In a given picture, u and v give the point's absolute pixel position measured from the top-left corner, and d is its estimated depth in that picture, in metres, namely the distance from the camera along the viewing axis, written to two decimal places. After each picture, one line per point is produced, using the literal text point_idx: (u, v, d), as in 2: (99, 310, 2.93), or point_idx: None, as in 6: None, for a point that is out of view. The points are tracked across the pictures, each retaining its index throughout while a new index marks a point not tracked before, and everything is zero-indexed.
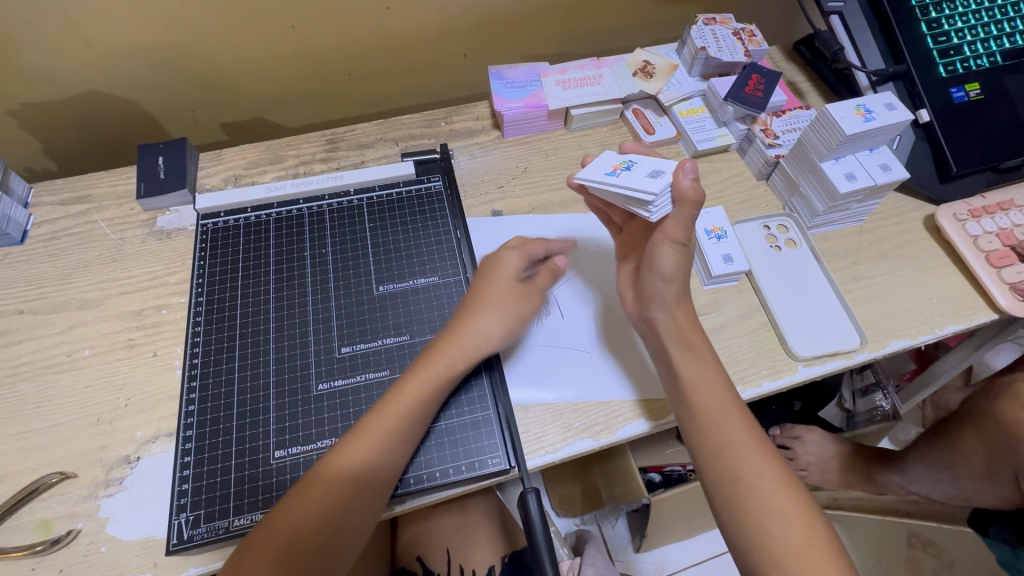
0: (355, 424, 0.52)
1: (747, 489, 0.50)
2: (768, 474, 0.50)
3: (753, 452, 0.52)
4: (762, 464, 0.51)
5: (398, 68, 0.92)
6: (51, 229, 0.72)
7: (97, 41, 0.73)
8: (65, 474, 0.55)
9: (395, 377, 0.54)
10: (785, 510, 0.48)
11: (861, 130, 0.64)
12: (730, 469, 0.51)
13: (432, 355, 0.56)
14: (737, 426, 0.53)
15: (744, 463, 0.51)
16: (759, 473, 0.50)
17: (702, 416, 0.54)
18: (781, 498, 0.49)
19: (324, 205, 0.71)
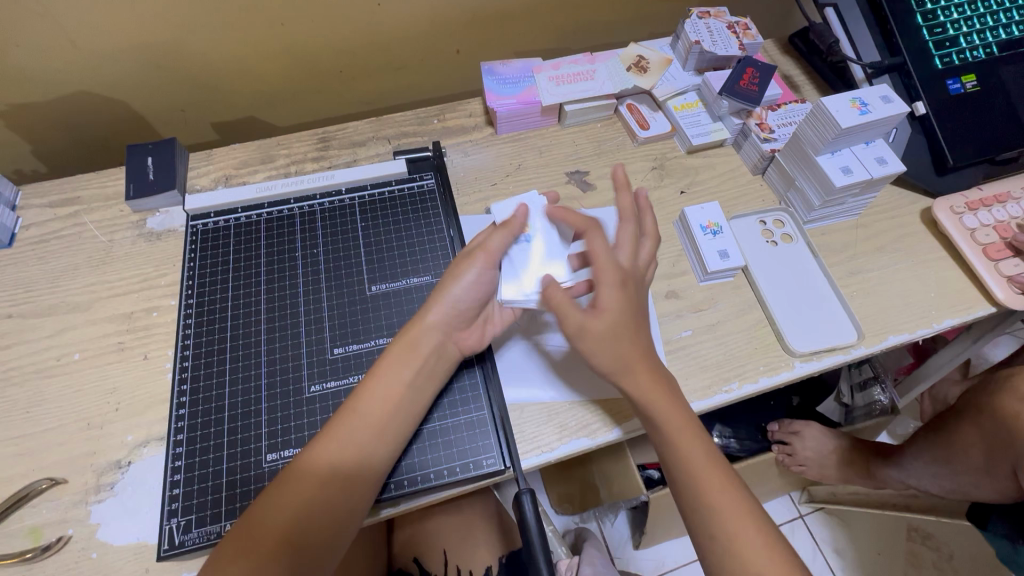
0: (348, 425, 0.51)
1: (699, 506, 0.52)
2: (723, 500, 0.51)
3: (714, 477, 0.52)
4: (721, 488, 0.52)
5: (390, 65, 0.91)
6: (40, 232, 0.71)
7: (83, 40, 0.72)
8: (56, 480, 0.55)
9: (389, 377, 0.54)
10: (729, 539, 0.50)
11: (857, 124, 0.64)
12: (686, 485, 0.53)
13: (405, 347, 0.56)
14: (704, 462, 0.53)
15: (713, 500, 0.52)
16: (728, 509, 0.51)
17: (673, 451, 0.54)
18: (747, 533, 0.50)
19: (315, 204, 0.70)
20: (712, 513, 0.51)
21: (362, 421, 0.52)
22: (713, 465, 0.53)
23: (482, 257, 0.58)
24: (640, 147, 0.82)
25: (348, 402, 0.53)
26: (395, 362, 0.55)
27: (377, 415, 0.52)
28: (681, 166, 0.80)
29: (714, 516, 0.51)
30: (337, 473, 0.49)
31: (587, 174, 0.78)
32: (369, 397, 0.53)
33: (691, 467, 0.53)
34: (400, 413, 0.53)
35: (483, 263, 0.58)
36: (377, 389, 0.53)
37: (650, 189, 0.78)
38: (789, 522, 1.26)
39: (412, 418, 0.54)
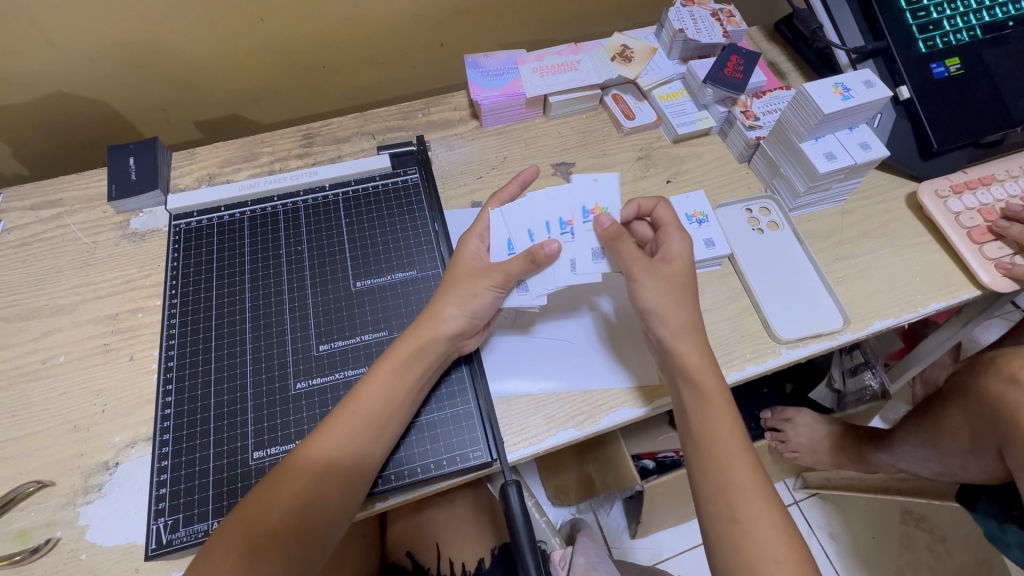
0: (342, 425, 0.51)
1: (721, 486, 0.51)
2: (747, 482, 0.51)
3: (739, 460, 0.52)
4: (738, 462, 0.52)
5: (373, 59, 0.91)
6: (22, 235, 0.71)
7: (59, 40, 0.71)
8: (43, 483, 0.55)
9: (386, 375, 0.54)
10: (749, 521, 0.49)
11: (839, 109, 0.63)
12: (710, 464, 0.52)
13: (414, 346, 0.55)
14: (727, 432, 0.53)
15: (729, 472, 0.51)
16: (741, 482, 0.51)
17: (699, 417, 0.54)
18: (757, 509, 0.49)
19: (299, 201, 0.70)
20: (734, 494, 0.50)
21: (354, 417, 0.51)
22: (741, 447, 0.53)
23: (497, 280, 0.57)
24: (626, 138, 0.81)
25: (345, 401, 0.53)
26: (398, 360, 0.54)
27: (371, 412, 0.52)
28: (667, 155, 0.80)
29: (735, 497, 0.50)
30: (328, 469, 0.49)
31: (572, 166, 0.78)
32: (365, 393, 0.53)
33: (718, 447, 0.53)
34: (390, 411, 0.53)
35: (496, 286, 0.57)
36: (375, 386, 0.53)
37: (636, 179, 0.77)
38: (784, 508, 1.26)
39: (401, 413, 0.54)
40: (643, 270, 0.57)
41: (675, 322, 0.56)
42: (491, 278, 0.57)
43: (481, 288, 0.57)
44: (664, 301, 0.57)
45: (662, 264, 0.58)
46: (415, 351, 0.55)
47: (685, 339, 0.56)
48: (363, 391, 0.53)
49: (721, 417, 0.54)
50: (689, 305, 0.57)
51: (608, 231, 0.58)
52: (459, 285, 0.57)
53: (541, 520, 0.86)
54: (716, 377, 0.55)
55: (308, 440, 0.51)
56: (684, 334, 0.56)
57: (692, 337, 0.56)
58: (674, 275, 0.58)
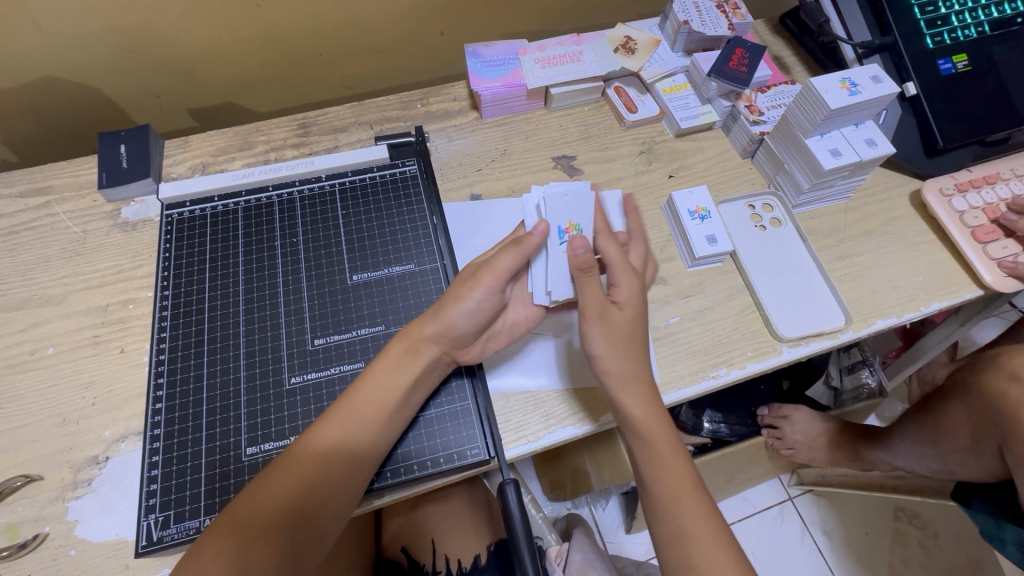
0: (340, 424, 0.50)
1: (675, 533, 0.50)
2: (700, 527, 0.49)
3: (692, 505, 0.50)
4: (692, 507, 0.50)
5: (372, 48, 0.89)
6: (10, 223, 0.69)
7: (49, 23, 0.69)
8: (31, 477, 0.54)
9: (382, 375, 0.53)
10: (706, 568, 0.48)
11: (846, 104, 0.62)
12: (665, 513, 0.51)
13: (403, 351, 0.54)
14: (678, 477, 0.52)
15: (682, 522, 0.50)
16: (697, 529, 0.49)
17: (648, 462, 0.53)
18: (714, 557, 0.48)
19: (295, 192, 0.68)
20: (688, 544, 0.49)
21: (353, 418, 0.51)
22: (696, 494, 0.51)
23: (492, 278, 0.55)
24: (628, 131, 0.80)
25: (341, 399, 0.52)
26: (392, 361, 0.53)
27: (370, 411, 0.51)
28: (670, 149, 0.79)
29: (688, 546, 0.49)
30: (327, 467, 0.49)
31: (574, 159, 0.77)
32: (371, 396, 0.52)
33: (670, 494, 0.51)
34: (391, 408, 0.52)
35: (490, 286, 0.55)
36: (369, 386, 0.52)
37: (639, 173, 0.76)
38: (778, 504, 1.27)
39: (403, 412, 0.53)
40: (595, 315, 0.54)
41: (614, 375, 0.53)
42: (483, 279, 0.54)
43: (465, 292, 0.54)
44: (607, 353, 0.53)
45: (614, 312, 0.54)
46: (406, 351, 0.54)
47: (627, 389, 0.53)
48: (360, 390, 0.52)
49: (670, 461, 0.52)
50: (634, 359, 0.54)
51: (578, 258, 0.54)
52: (449, 290, 0.56)
53: (538, 516, 0.86)
54: (662, 425, 0.53)
55: (305, 436, 0.50)
56: (623, 386, 0.53)
57: (635, 390, 0.53)
58: (620, 324, 0.54)
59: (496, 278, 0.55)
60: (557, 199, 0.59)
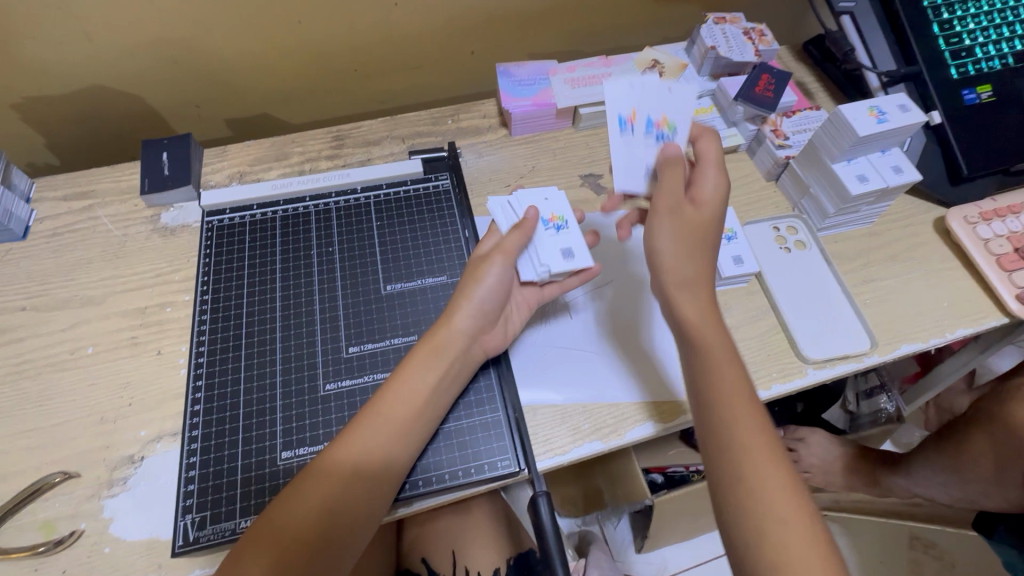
0: (368, 427, 0.51)
1: (724, 442, 0.47)
2: (757, 445, 0.47)
3: (748, 417, 0.48)
4: (745, 418, 0.48)
5: (405, 65, 0.92)
6: (54, 225, 0.72)
7: (102, 34, 0.73)
8: (69, 474, 0.55)
9: (410, 376, 0.54)
10: (754, 481, 0.45)
11: (874, 132, 0.64)
12: (715, 417, 0.48)
13: (430, 351, 0.55)
14: (730, 384, 0.49)
15: (733, 431, 0.47)
16: (748, 439, 0.47)
17: (699, 364, 0.51)
18: (765, 468, 0.45)
19: (331, 203, 0.70)
20: (737, 455, 0.46)
21: (387, 430, 0.52)
22: (749, 405, 0.49)
23: (504, 254, 0.58)
24: None
25: (371, 403, 0.54)
26: (419, 364, 0.55)
27: (401, 420, 0.52)
28: None
29: (746, 468, 0.46)
30: (356, 471, 0.50)
31: (601, 177, 0.78)
32: (401, 406, 0.53)
33: (733, 415, 0.48)
34: (418, 412, 0.53)
35: (503, 261, 0.58)
36: (399, 389, 0.53)
37: None
38: None
39: (430, 416, 0.54)
40: (667, 209, 0.55)
41: (677, 273, 0.53)
42: (493, 258, 0.58)
43: (486, 272, 0.58)
44: (672, 249, 0.54)
45: (691, 209, 0.55)
46: (432, 354, 0.55)
47: (685, 292, 0.53)
48: (390, 395, 0.53)
49: (731, 373, 0.50)
50: (701, 258, 0.54)
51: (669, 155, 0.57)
52: (467, 276, 0.59)
53: None
54: (719, 331, 0.52)
55: (336, 442, 0.51)
56: (683, 286, 0.53)
57: (695, 292, 0.53)
58: (690, 222, 0.55)
59: (504, 256, 0.58)
60: (528, 202, 0.64)
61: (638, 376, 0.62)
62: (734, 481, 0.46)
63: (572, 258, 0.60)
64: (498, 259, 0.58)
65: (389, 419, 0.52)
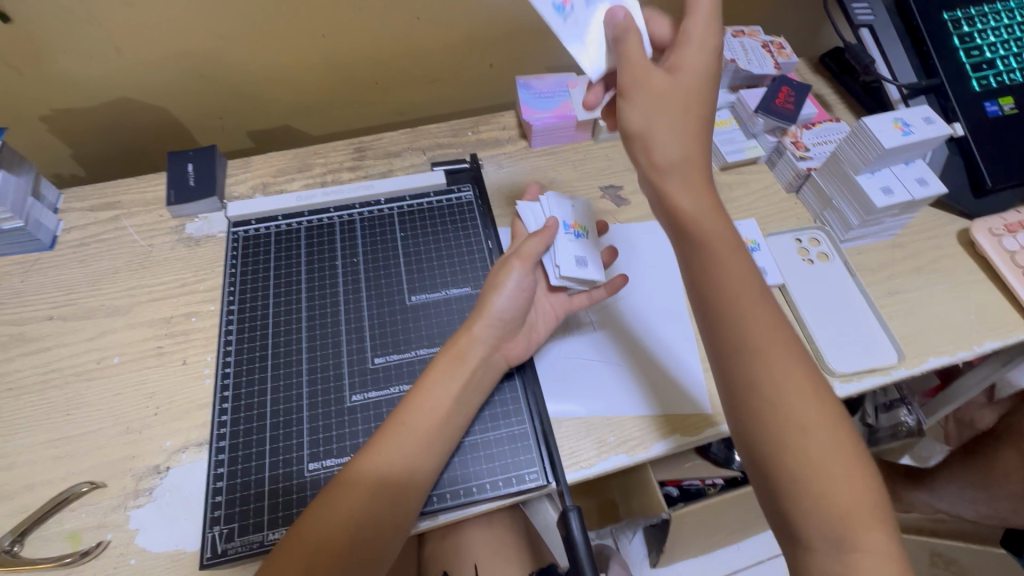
0: (394, 437, 0.51)
1: (734, 347, 0.47)
2: (770, 347, 0.46)
3: (759, 316, 0.47)
4: (756, 318, 0.47)
5: (424, 78, 0.93)
6: (80, 235, 0.72)
7: (132, 47, 0.74)
8: (96, 484, 0.55)
9: (432, 385, 0.54)
10: (766, 386, 0.45)
11: (900, 144, 0.63)
12: (722, 321, 0.48)
13: (450, 360, 0.56)
14: (735, 284, 0.48)
15: (739, 334, 0.47)
16: (758, 338, 0.46)
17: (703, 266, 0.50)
18: (779, 368, 0.46)
19: (355, 214, 0.70)
20: (749, 359, 0.46)
21: (411, 436, 0.52)
22: (759, 303, 0.48)
23: (521, 261, 0.60)
24: None
25: (395, 413, 0.54)
26: (441, 372, 0.55)
27: (427, 430, 0.52)
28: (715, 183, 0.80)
29: (775, 393, 0.45)
30: (382, 482, 0.49)
31: (621, 189, 0.79)
32: (427, 416, 0.53)
33: (761, 343, 0.46)
34: (441, 422, 0.53)
35: (521, 267, 0.59)
36: (422, 399, 0.53)
37: None
38: None
39: (455, 427, 0.54)
40: (633, 82, 0.50)
41: (661, 156, 0.50)
42: (510, 264, 0.60)
43: (504, 278, 0.59)
44: (648, 129, 0.50)
45: (667, 79, 0.50)
46: (452, 359, 0.56)
47: (676, 179, 0.51)
48: (413, 405, 0.53)
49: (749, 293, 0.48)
50: (690, 128, 0.50)
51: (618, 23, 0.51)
52: (489, 281, 0.60)
53: None
54: (722, 226, 0.50)
55: (362, 453, 0.51)
56: (671, 171, 0.50)
57: (686, 176, 0.50)
58: (667, 93, 0.50)
59: (524, 262, 0.60)
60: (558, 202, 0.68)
61: (664, 389, 0.61)
62: (764, 407, 0.45)
63: (585, 268, 0.63)
64: (517, 265, 0.60)
65: (414, 429, 0.52)
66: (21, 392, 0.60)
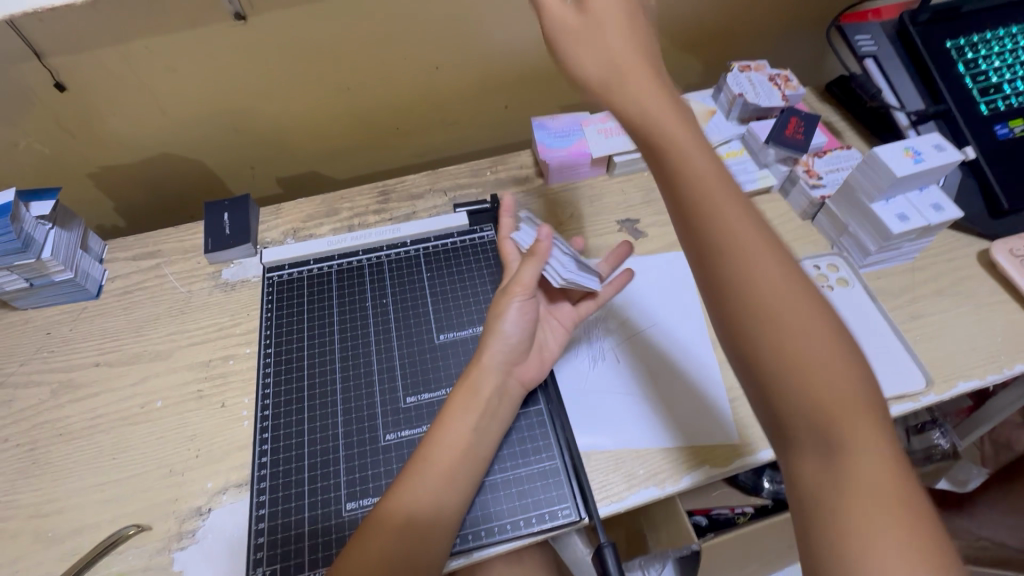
0: (421, 472, 0.53)
1: (780, 347, 0.40)
2: (819, 355, 0.40)
3: (809, 323, 0.40)
4: (802, 316, 0.40)
5: (442, 121, 0.97)
6: (124, 284, 0.76)
7: (172, 107, 0.80)
8: (142, 526, 0.57)
9: (453, 420, 0.56)
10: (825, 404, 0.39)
11: (912, 172, 0.65)
12: (764, 313, 0.41)
13: (466, 395, 0.57)
14: (772, 273, 0.41)
15: (785, 330, 0.40)
16: (806, 342, 0.40)
17: (727, 244, 0.42)
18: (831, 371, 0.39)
19: (383, 256, 0.73)
20: (804, 370, 0.39)
21: (438, 471, 0.53)
22: (804, 309, 0.41)
23: (519, 291, 0.60)
24: None
25: (419, 449, 0.55)
26: (457, 408, 0.56)
27: (451, 462, 0.54)
28: None
29: (821, 394, 0.39)
30: (411, 520, 0.50)
31: (638, 222, 0.81)
32: (450, 452, 0.54)
33: (807, 345, 0.40)
34: (462, 455, 0.54)
35: (520, 298, 0.60)
36: (443, 434, 0.55)
37: None
38: None
39: (474, 459, 0.55)
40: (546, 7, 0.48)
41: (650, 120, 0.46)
42: (510, 293, 0.60)
43: (505, 308, 0.60)
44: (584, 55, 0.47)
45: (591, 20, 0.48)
46: (467, 392, 0.57)
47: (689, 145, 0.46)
48: (438, 442, 0.54)
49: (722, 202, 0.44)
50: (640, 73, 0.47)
51: None
52: (492, 312, 0.62)
53: None
54: (748, 219, 0.43)
55: (392, 493, 0.52)
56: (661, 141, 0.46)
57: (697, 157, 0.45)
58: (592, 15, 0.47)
59: (523, 290, 0.60)
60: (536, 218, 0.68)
61: (690, 415, 0.62)
62: (811, 399, 0.39)
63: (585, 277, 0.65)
64: (514, 294, 0.60)
65: (441, 466, 0.53)
66: (70, 438, 0.63)
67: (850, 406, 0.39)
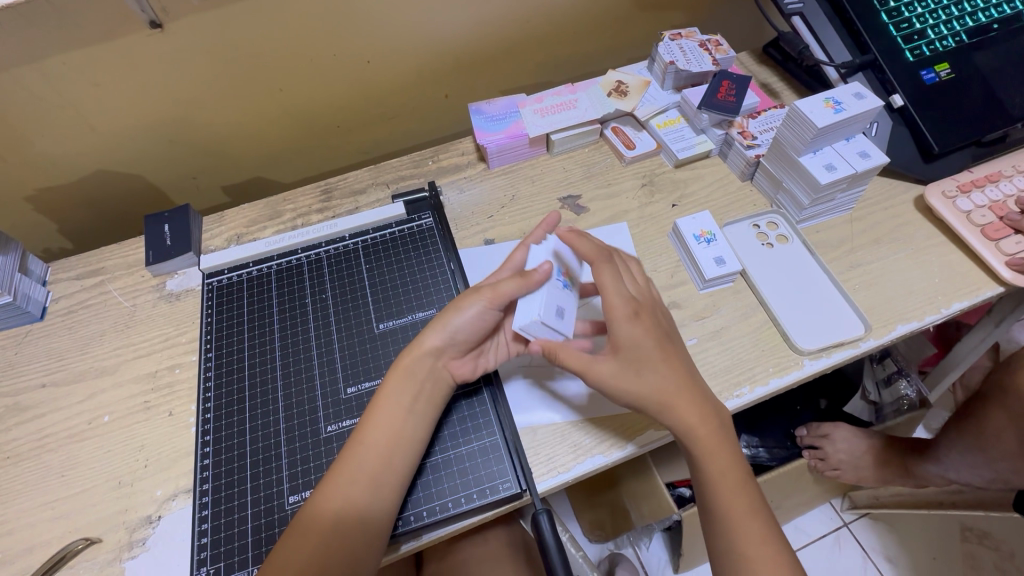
0: (357, 458, 0.53)
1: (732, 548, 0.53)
2: (750, 525, 0.53)
3: (742, 490, 0.55)
4: (748, 517, 0.53)
5: (384, 116, 0.97)
6: (68, 303, 0.76)
7: (102, 123, 0.79)
8: (91, 540, 0.57)
9: (386, 403, 0.56)
10: (751, 546, 0.52)
11: (832, 122, 0.65)
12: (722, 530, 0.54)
13: (399, 377, 0.57)
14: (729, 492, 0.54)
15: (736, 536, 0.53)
16: (748, 526, 0.53)
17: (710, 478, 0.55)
18: (761, 549, 0.52)
19: (321, 253, 0.73)
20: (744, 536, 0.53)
21: (369, 450, 0.53)
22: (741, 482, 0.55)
23: (489, 298, 0.58)
24: (628, 167, 0.84)
25: (355, 435, 0.55)
26: (392, 393, 0.56)
27: (383, 445, 0.54)
28: (670, 180, 0.82)
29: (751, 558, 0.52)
30: (344, 506, 0.51)
31: (579, 198, 0.81)
32: (379, 436, 0.54)
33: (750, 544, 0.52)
34: (401, 443, 0.54)
35: (484, 302, 0.58)
36: (378, 418, 0.55)
37: (642, 206, 0.80)
38: (834, 532, 1.21)
39: (410, 447, 0.55)
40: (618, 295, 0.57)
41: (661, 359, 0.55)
42: (480, 294, 0.59)
43: (465, 303, 0.59)
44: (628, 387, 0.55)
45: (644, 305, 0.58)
46: (403, 377, 0.57)
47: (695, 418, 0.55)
48: (371, 426, 0.55)
49: (698, 418, 0.54)
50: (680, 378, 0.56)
51: None
52: (447, 307, 0.60)
53: (578, 554, 0.87)
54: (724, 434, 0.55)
55: (327, 484, 0.53)
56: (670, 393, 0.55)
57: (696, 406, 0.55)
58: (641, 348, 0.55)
59: (491, 299, 0.58)
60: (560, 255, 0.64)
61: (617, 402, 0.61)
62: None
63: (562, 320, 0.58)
64: (479, 301, 0.58)
65: (375, 449, 0.53)
66: (18, 459, 0.63)
67: (748, 512, 0.54)
